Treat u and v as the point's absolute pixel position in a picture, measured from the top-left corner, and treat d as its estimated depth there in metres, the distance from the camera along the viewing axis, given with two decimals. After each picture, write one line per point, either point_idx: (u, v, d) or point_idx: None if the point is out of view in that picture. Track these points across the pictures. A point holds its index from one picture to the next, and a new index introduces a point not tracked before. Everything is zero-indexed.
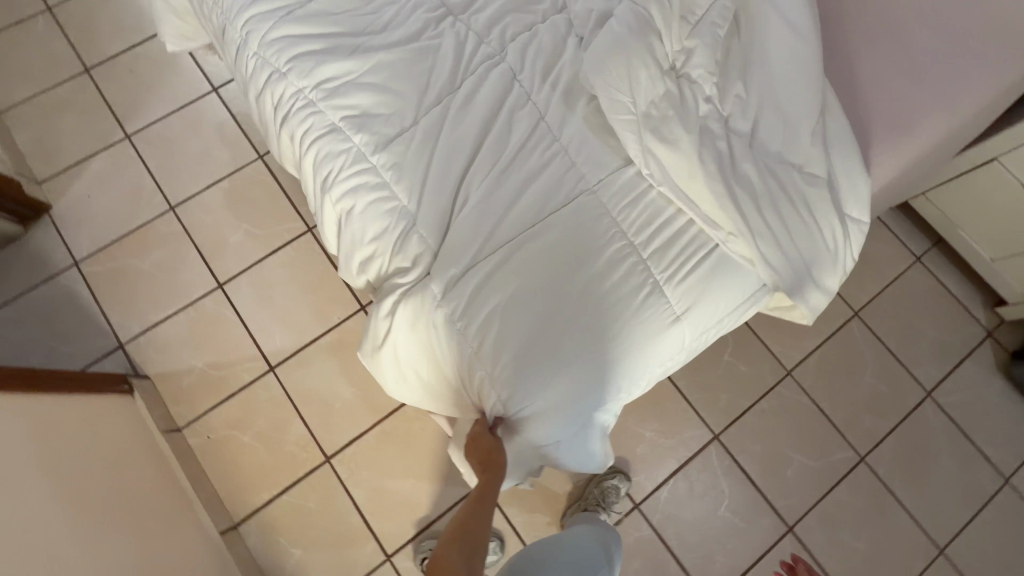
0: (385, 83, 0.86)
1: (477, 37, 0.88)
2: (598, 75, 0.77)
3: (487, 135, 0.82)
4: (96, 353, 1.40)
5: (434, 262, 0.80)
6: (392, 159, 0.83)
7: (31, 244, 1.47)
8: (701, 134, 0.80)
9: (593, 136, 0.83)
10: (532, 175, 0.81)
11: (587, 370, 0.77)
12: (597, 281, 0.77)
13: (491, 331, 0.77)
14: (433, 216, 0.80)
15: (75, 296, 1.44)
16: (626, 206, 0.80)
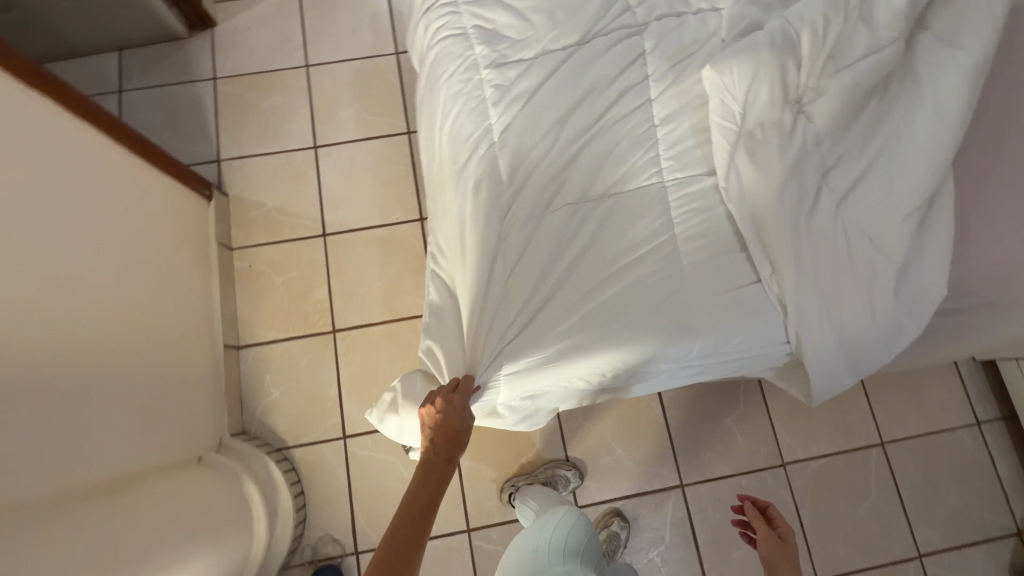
0: (526, 13, 0.92)
1: (626, 5, 0.92)
2: (719, 72, 0.79)
3: (589, 94, 0.88)
4: (198, 158, 1.58)
5: (494, 181, 0.86)
6: (500, 79, 0.89)
7: (188, 48, 1.66)
8: (794, 170, 0.78)
9: (689, 136, 0.85)
10: (615, 146, 0.86)
11: (581, 333, 0.79)
12: (628, 260, 0.82)
13: (514, 259, 0.83)
14: (513, 142, 0.87)
15: (202, 105, 1.62)
16: (687, 209, 0.83)
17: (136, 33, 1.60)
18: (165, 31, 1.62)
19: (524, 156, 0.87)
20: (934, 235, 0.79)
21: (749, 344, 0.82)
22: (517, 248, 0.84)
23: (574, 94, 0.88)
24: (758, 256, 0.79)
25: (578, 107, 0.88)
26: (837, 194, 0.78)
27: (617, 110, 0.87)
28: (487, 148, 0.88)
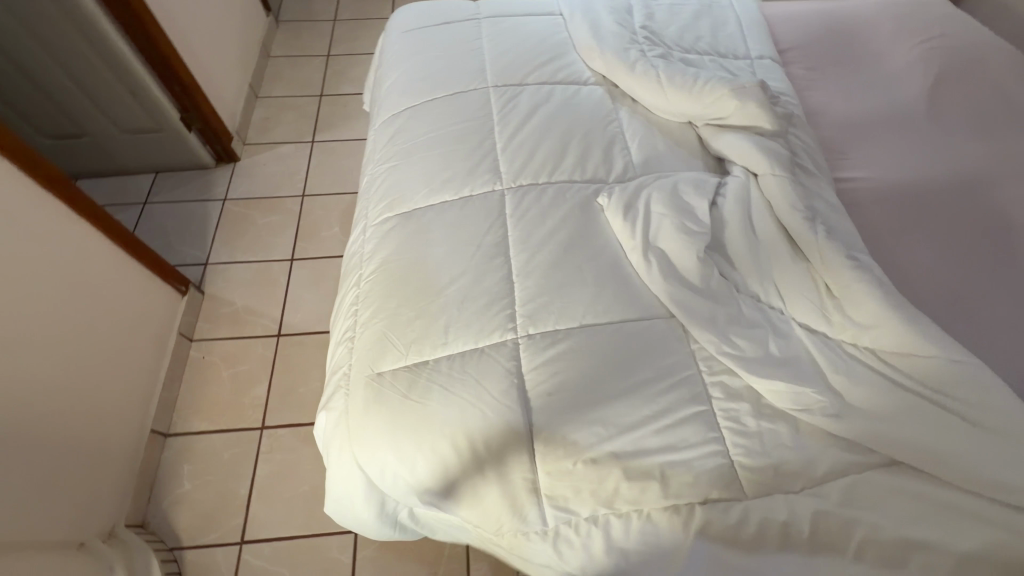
0: (433, 141, 1.13)
1: (507, 143, 1.12)
2: (561, 215, 1.01)
3: (466, 214, 1.01)
4: (188, 260, 1.81)
5: (373, 257, 0.97)
6: (395, 184, 1.06)
7: (211, 176, 2.02)
8: (604, 283, 0.94)
9: (529, 242, 0.98)
10: (470, 244, 0.97)
11: (398, 409, 0.82)
12: (458, 346, 0.87)
13: (371, 322, 0.89)
14: (390, 233, 0.99)
15: (208, 218, 1.91)
16: (519, 300, 0.92)
17: (171, 162, 1.97)
18: (196, 161, 1.99)
19: (399, 239, 0.98)
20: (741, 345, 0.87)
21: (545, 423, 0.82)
22: (375, 312, 0.90)
23: (450, 200, 1.04)
24: (581, 347, 0.87)
25: (458, 223, 1.00)
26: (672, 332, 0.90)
27: (486, 225, 0.99)
28: (373, 232, 1.02)
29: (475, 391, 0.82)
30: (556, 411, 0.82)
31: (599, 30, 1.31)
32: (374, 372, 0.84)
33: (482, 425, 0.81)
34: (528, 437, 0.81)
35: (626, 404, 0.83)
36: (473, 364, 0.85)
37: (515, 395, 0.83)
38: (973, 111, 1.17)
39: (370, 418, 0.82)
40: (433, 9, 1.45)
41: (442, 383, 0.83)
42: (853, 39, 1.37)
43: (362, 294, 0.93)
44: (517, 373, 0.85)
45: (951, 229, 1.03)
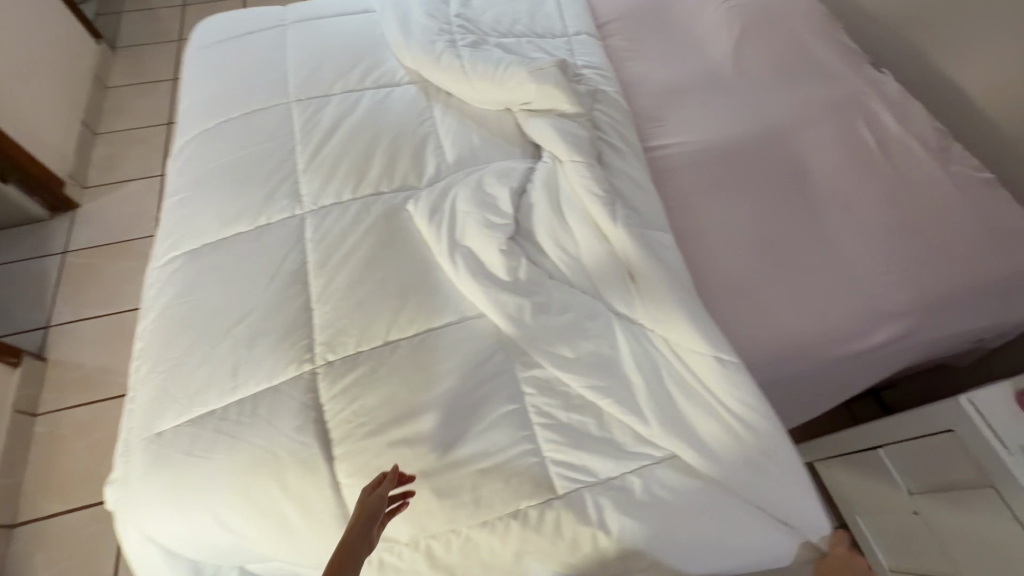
0: (229, 168, 1.04)
1: (311, 160, 1.06)
2: (365, 230, 0.96)
3: (261, 244, 0.94)
4: (26, 325, 1.63)
5: (158, 304, 0.88)
6: (185, 219, 0.97)
7: (46, 228, 1.82)
8: (412, 295, 0.89)
9: (332, 263, 0.92)
10: (267, 275, 0.90)
11: (181, 469, 0.74)
12: (251, 388, 0.80)
13: (151, 377, 0.81)
14: (177, 274, 0.90)
15: (46, 276, 1.73)
16: (320, 327, 0.86)
17: None
18: (25, 215, 1.79)
19: (185, 280, 0.89)
20: (550, 337, 0.85)
21: (348, 456, 0.76)
22: (156, 366, 0.82)
23: (247, 230, 0.96)
24: (385, 369, 0.82)
25: (252, 254, 0.92)
26: (483, 332, 0.87)
27: (283, 253, 0.93)
28: (159, 276, 0.92)
29: (266, 434, 0.76)
30: (358, 440, 0.77)
31: (408, 24, 1.25)
32: (152, 434, 0.76)
33: (276, 469, 0.75)
34: (330, 473, 0.76)
35: (433, 418, 0.79)
36: (263, 405, 0.78)
37: (312, 431, 0.77)
38: (771, 66, 1.20)
39: (150, 486, 0.74)
40: (235, 18, 1.33)
41: (228, 432, 0.76)
42: (667, 6, 1.38)
43: (143, 347, 0.84)
44: (314, 407, 0.79)
45: (755, 183, 1.05)
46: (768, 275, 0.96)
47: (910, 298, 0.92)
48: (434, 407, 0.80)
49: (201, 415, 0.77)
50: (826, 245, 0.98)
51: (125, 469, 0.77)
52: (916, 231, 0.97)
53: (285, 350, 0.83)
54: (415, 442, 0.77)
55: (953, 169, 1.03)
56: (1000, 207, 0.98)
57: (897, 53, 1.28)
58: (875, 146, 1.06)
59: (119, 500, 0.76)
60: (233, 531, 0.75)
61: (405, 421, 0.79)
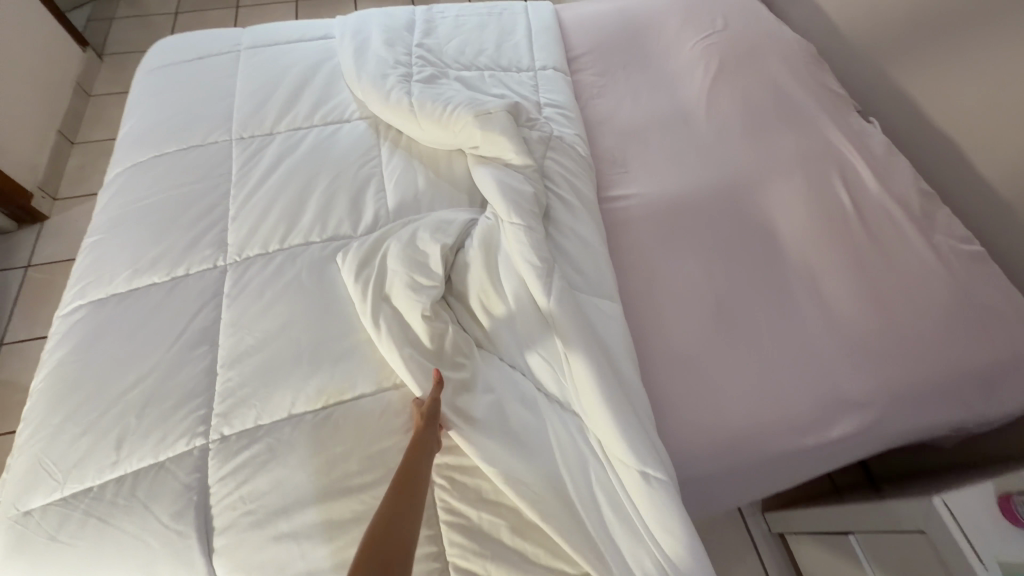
0: (156, 208, 0.98)
1: (242, 202, 0.99)
2: (286, 282, 0.89)
3: (173, 297, 0.87)
4: None
5: (54, 360, 0.82)
6: (100, 265, 0.92)
7: (11, 240, 1.79)
8: (325, 362, 0.82)
9: (245, 320, 0.85)
10: (173, 333, 0.84)
11: (43, 556, 0.67)
12: (133, 464, 0.73)
13: (31, 445, 0.75)
14: (79, 327, 0.85)
15: (6, 290, 1.69)
16: (220, 395, 0.79)
17: None
18: None
19: (87, 335, 0.83)
20: (468, 418, 0.76)
21: (226, 548, 0.69)
22: (39, 432, 0.75)
23: (162, 279, 0.90)
24: (281, 447, 0.74)
25: (161, 308, 0.86)
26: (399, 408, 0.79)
27: (194, 308, 0.86)
28: (62, 327, 0.86)
29: (139, 519, 0.69)
30: (240, 531, 0.69)
31: (364, 55, 1.19)
32: (19, 513, 0.70)
33: (147, 561, 0.68)
34: (205, 568, 0.68)
35: (327, 509, 0.71)
36: (143, 485, 0.71)
37: (191, 518, 0.70)
38: (747, 113, 1.11)
39: (9, 572, 0.67)
40: (191, 40, 1.28)
41: (99, 515, 0.69)
42: (646, 40, 1.30)
43: (31, 408, 0.78)
44: (199, 488, 0.72)
45: (716, 245, 0.96)
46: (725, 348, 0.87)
47: (875, 388, 0.83)
48: (329, 496, 0.72)
49: (75, 494, 0.71)
50: (788, 321, 0.89)
51: None
52: (887, 310, 0.88)
53: (176, 422, 0.76)
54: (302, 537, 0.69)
55: (934, 240, 0.94)
56: (980, 288, 0.90)
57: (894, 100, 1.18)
58: (852, 209, 0.97)
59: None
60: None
61: (295, 511, 0.71)
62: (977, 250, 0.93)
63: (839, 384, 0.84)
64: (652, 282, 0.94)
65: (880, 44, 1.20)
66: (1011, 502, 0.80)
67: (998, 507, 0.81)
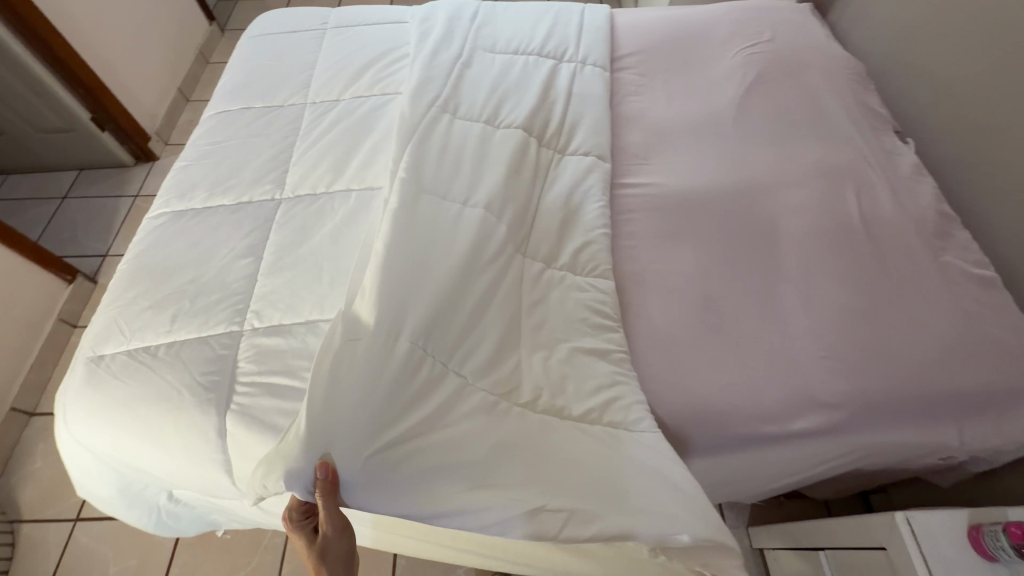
0: (237, 146, 1.18)
1: (304, 149, 1.17)
2: (325, 217, 1.04)
3: (235, 217, 1.05)
4: (90, 251, 1.91)
5: (141, 249, 1.02)
6: (188, 184, 1.12)
7: (127, 173, 2.12)
8: (342, 283, 0.95)
9: (287, 241, 1.01)
10: (230, 243, 1.01)
11: (107, 390, 0.86)
12: (180, 335, 0.90)
13: (112, 309, 0.94)
14: (164, 228, 1.05)
15: (116, 213, 2.02)
16: (255, 296, 0.94)
17: (90, 159, 2.09)
18: (114, 160, 2.11)
19: (168, 234, 1.03)
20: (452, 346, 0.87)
21: (237, 412, 0.83)
22: (119, 300, 0.95)
23: (231, 201, 1.09)
24: (293, 343, 0.88)
25: (224, 224, 1.04)
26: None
27: (249, 227, 1.03)
28: (151, 226, 1.07)
29: (177, 376, 0.85)
30: (250, 401, 0.84)
31: (427, 38, 1.34)
32: (95, 356, 0.89)
33: (175, 409, 0.84)
34: (219, 424, 0.83)
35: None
36: (184, 352, 0.88)
37: (215, 383, 0.85)
38: (775, 121, 1.14)
39: (80, 398, 0.86)
40: (289, 16, 1.50)
41: (149, 368, 0.86)
42: (691, 47, 1.35)
43: (117, 281, 0.98)
44: (225, 362, 0.87)
45: (717, 237, 1.00)
46: (706, 330, 0.90)
47: (850, 391, 0.84)
48: None
49: (137, 349, 0.89)
50: (773, 315, 0.91)
51: (69, 379, 0.90)
52: (878, 321, 0.88)
53: (218, 309, 0.92)
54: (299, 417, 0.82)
55: (943, 262, 0.94)
56: (984, 315, 0.89)
57: (940, 132, 1.18)
58: (860, 219, 0.98)
59: (56, 404, 0.89)
60: (135, 454, 0.86)
61: (295, 395, 0.84)
62: (987, 275, 0.93)
63: (815, 379, 0.85)
64: (646, 262, 1.00)
65: (932, 73, 1.20)
66: (980, 532, 0.80)
67: (967, 536, 0.81)
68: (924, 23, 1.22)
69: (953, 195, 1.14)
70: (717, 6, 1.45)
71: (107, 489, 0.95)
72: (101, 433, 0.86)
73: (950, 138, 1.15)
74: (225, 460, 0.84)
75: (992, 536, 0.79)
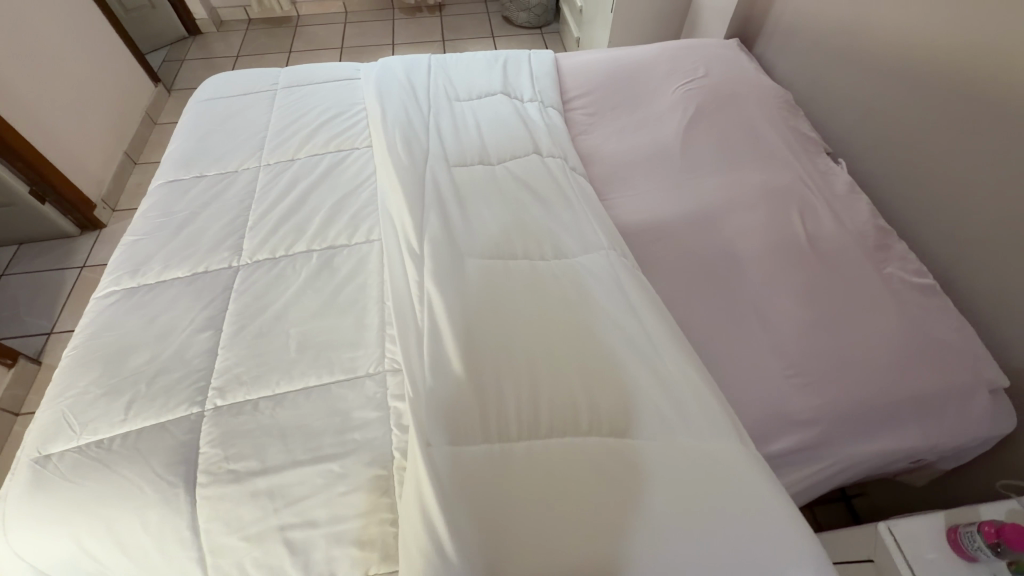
0: (191, 214, 1.15)
1: (261, 212, 1.15)
2: (288, 281, 1.02)
3: (192, 289, 1.02)
4: (33, 330, 1.80)
5: (91, 331, 0.97)
6: (139, 259, 1.08)
7: (72, 244, 2.03)
8: (308, 349, 0.93)
9: (248, 310, 0.98)
10: (188, 316, 0.97)
11: (56, 493, 0.79)
12: (137, 423, 0.85)
13: (59, 401, 0.88)
14: (116, 306, 1.00)
15: (62, 286, 1.92)
16: (217, 371, 0.90)
17: (31, 233, 1.99)
18: (58, 232, 2.02)
19: (121, 314, 0.98)
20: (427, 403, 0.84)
21: (206, 500, 0.79)
22: (68, 391, 0.89)
23: (187, 272, 1.05)
24: (262, 419, 0.85)
25: (181, 296, 1.00)
26: (372, 393, 0.88)
27: (207, 298, 1.00)
28: (100, 305, 1.02)
29: (138, 469, 0.80)
30: (220, 486, 0.79)
31: (379, 94, 1.36)
32: (41, 456, 0.83)
33: (140, 504, 0.78)
34: (189, 515, 0.79)
35: (301, 475, 0.80)
36: (144, 440, 0.82)
37: (181, 471, 0.80)
38: (718, 151, 1.20)
39: (24, 505, 0.79)
40: (237, 79, 1.49)
41: (104, 462, 0.81)
42: (635, 86, 1.43)
43: (64, 369, 0.92)
44: (190, 447, 0.82)
45: (677, 266, 1.03)
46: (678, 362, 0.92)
47: (819, 407, 0.86)
48: (296, 464, 0.81)
49: (89, 444, 0.83)
50: (738, 338, 0.94)
51: (11, 485, 0.82)
52: (835, 334, 0.92)
53: (179, 389, 0.88)
54: (273, 496, 0.79)
55: (886, 273, 1.00)
56: (929, 319, 0.94)
57: (866, 148, 1.27)
58: (806, 239, 1.04)
59: None
60: (92, 560, 0.79)
61: (267, 474, 0.80)
62: (928, 282, 0.99)
63: (785, 399, 0.87)
64: None
65: (851, 99, 1.31)
66: (958, 534, 0.82)
67: (946, 539, 0.83)
68: (840, 55, 1.33)
69: (885, 205, 1.22)
70: (654, 46, 1.54)
71: None
72: (50, 540, 0.79)
73: (875, 153, 1.25)
74: (198, 552, 0.79)
75: (969, 537, 0.80)
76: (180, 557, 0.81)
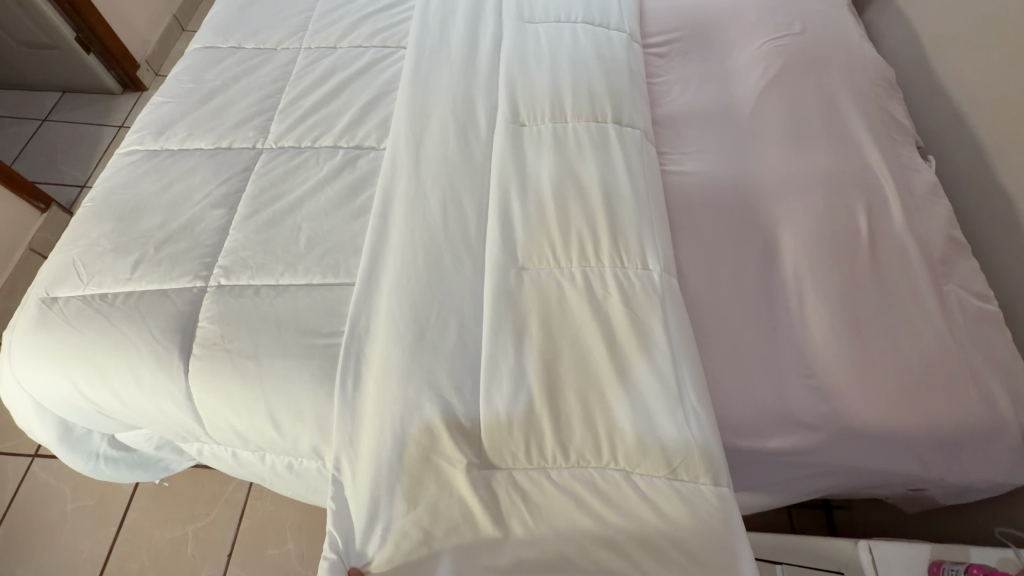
0: (223, 86, 1.10)
1: (292, 96, 1.09)
2: (309, 173, 0.98)
3: (212, 162, 0.99)
4: (68, 181, 1.83)
5: (111, 185, 0.96)
6: (165, 122, 1.05)
7: (113, 101, 2.01)
8: (316, 245, 0.90)
9: (264, 195, 0.95)
10: (204, 189, 0.95)
11: (58, 335, 0.82)
12: (142, 284, 0.85)
13: (72, 247, 0.89)
14: (139, 165, 0.99)
15: (99, 142, 1.92)
16: (224, 250, 0.89)
17: (75, 82, 1.98)
18: (101, 87, 2.00)
19: (141, 175, 0.97)
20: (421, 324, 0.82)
21: (197, 371, 0.80)
22: (80, 240, 0.90)
23: (210, 144, 1.02)
24: (259, 305, 0.84)
25: (200, 168, 0.98)
26: (369, 298, 0.85)
27: (226, 175, 0.97)
28: (123, 163, 1.00)
29: (135, 327, 0.81)
30: (211, 360, 0.80)
31: None
32: (48, 297, 0.85)
33: (134, 361, 0.80)
34: (180, 382, 0.80)
35: (287, 366, 0.80)
36: (146, 302, 0.83)
37: (176, 338, 0.81)
38: (793, 121, 1.07)
39: (31, 339, 0.82)
40: None
41: (106, 315, 0.82)
42: (720, 31, 1.27)
43: (82, 218, 0.93)
44: (188, 317, 0.83)
45: (715, 236, 0.96)
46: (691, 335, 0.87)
47: (826, 413, 0.81)
48: (285, 355, 0.80)
49: (94, 295, 0.84)
50: (760, 326, 0.88)
51: (22, 318, 0.85)
52: (867, 341, 0.85)
53: (184, 260, 0.87)
54: (259, 380, 0.80)
55: (944, 289, 0.90)
56: (974, 347, 0.86)
57: (962, 148, 1.12)
58: (865, 236, 0.94)
59: (6, 344, 0.85)
60: (89, 401, 0.83)
61: (256, 359, 0.80)
62: (987, 308, 0.90)
63: (793, 396, 0.82)
64: None
65: (962, 87, 1.14)
66: (940, 569, 0.78)
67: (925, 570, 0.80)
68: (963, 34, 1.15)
69: (963, 217, 1.09)
70: None
71: (55, 429, 0.91)
72: (51, 375, 0.82)
73: (970, 156, 1.09)
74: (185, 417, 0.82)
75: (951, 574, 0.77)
76: (169, 418, 0.84)
